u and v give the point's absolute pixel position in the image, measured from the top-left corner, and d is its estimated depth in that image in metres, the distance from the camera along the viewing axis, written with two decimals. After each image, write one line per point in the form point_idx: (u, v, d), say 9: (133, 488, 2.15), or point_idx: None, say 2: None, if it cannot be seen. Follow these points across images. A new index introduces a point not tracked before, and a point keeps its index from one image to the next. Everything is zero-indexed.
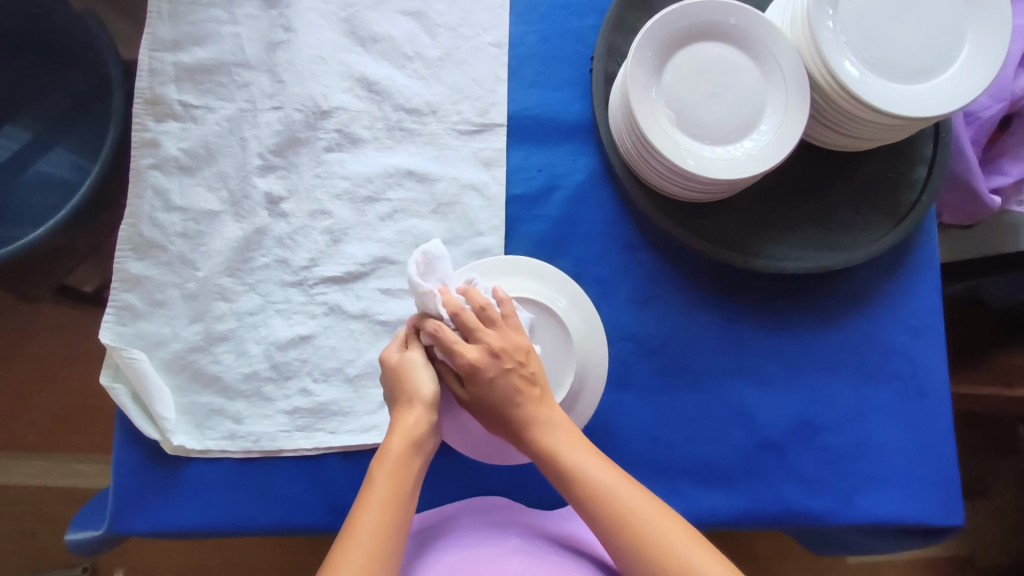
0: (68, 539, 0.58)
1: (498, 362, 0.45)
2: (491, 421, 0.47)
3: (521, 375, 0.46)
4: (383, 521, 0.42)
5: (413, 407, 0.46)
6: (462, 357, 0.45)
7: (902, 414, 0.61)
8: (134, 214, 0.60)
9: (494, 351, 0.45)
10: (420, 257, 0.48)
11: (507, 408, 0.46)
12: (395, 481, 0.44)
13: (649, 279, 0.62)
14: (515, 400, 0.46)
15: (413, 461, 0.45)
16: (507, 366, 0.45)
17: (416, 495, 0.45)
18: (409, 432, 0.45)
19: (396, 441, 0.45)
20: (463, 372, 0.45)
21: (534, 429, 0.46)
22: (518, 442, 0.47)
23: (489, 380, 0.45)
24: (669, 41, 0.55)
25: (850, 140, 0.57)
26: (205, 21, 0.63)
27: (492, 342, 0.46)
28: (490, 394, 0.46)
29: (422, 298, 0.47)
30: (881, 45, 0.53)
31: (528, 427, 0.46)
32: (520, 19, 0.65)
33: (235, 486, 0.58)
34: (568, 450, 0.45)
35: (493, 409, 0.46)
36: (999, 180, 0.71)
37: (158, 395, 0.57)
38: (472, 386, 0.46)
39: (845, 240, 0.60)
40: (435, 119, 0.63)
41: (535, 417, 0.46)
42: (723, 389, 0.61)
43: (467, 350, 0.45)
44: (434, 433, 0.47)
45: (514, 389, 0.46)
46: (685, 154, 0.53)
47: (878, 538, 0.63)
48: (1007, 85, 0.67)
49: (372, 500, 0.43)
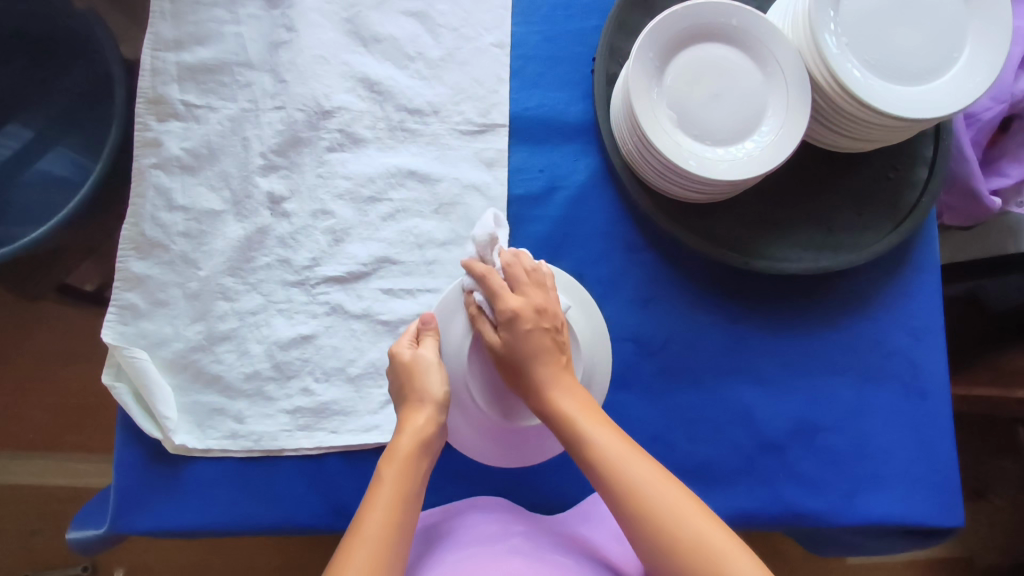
0: (69, 538, 0.58)
1: (538, 317, 0.46)
2: (512, 381, 0.47)
3: (554, 338, 0.47)
4: (391, 520, 0.42)
5: (421, 406, 0.47)
6: (509, 300, 0.46)
7: (903, 415, 0.61)
8: (136, 213, 0.60)
9: (538, 307, 0.47)
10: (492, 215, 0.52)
11: (533, 363, 0.46)
12: (403, 478, 0.44)
13: (650, 279, 0.62)
14: (544, 358, 0.46)
15: (420, 462, 0.45)
16: (545, 325, 0.46)
17: (421, 496, 0.45)
18: (417, 433, 0.46)
19: (405, 441, 0.45)
20: (505, 314, 0.46)
21: (554, 392, 0.46)
22: (535, 406, 0.46)
23: (525, 331, 0.46)
24: (670, 42, 0.55)
25: (852, 141, 0.57)
26: (207, 21, 0.63)
27: (537, 299, 0.47)
28: (523, 344, 0.46)
29: (483, 246, 0.50)
30: (882, 47, 0.53)
31: (545, 394, 0.46)
32: (522, 20, 0.65)
33: (237, 486, 0.58)
34: (587, 419, 0.44)
35: (520, 364, 0.46)
36: (999, 182, 0.71)
37: (160, 394, 0.57)
38: (507, 334, 0.46)
39: (846, 241, 0.60)
40: (437, 119, 0.63)
41: (557, 381, 0.46)
42: (724, 390, 0.61)
43: (513, 297, 0.47)
44: (442, 434, 0.48)
45: (544, 347, 0.46)
46: (686, 155, 0.53)
47: (878, 539, 0.63)
48: (1007, 88, 0.67)
49: (379, 501, 0.43)
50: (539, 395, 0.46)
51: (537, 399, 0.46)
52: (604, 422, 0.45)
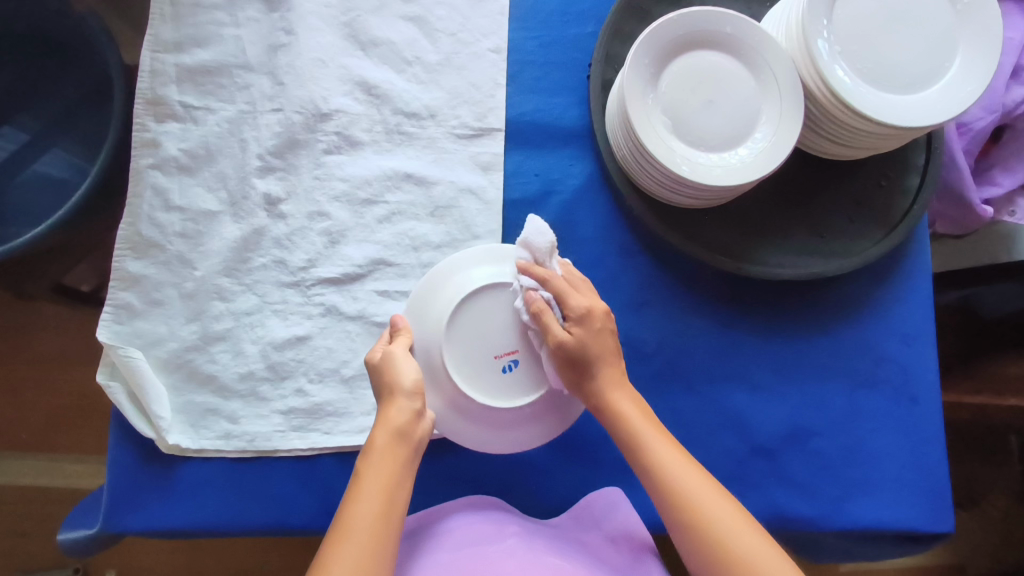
0: (61, 539, 0.58)
1: (604, 317, 0.51)
2: (569, 377, 0.50)
3: (613, 344, 0.51)
4: (378, 512, 0.43)
5: (395, 399, 0.47)
6: (579, 300, 0.50)
7: (894, 420, 0.62)
8: (133, 213, 0.60)
9: (603, 308, 0.51)
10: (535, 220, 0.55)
11: (601, 363, 0.50)
12: (386, 468, 0.44)
13: (645, 282, 0.62)
14: (609, 358, 0.50)
15: (398, 451, 0.45)
16: (610, 325, 0.51)
17: (409, 483, 0.45)
18: (391, 424, 0.46)
19: (380, 434, 0.45)
20: (578, 313, 0.50)
21: (610, 391, 0.50)
22: (592, 402, 0.50)
23: (595, 327, 0.50)
24: (665, 49, 0.55)
25: (845, 149, 0.58)
26: (206, 23, 0.64)
27: (598, 301, 0.52)
28: (595, 340, 0.50)
29: (539, 250, 0.52)
30: (874, 55, 0.53)
31: (606, 396, 0.50)
32: (519, 25, 0.65)
33: (229, 486, 0.58)
34: (643, 422, 0.49)
35: (589, 360, 0.49)
36: (991, 191, 0.72)
37: (153, 393, 0.57)
38: (579, 330, 0.50)
39: (838, 247, 0.61)
40: (434, 123, 0.63)
41: (616, 384, 0.50)
42: (716, 394, 0.61)
43: (582, 297, 0.51)
44: (424, 420, 0.47)
45: (610, 346, 0.51)
46: (679, 161, 0.54)
47: (869, 545, 0.63)
48: (998, 97, 0.68)
49: (360, 495, 0.43)
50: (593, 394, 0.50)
51: (591, 396, 0.50)
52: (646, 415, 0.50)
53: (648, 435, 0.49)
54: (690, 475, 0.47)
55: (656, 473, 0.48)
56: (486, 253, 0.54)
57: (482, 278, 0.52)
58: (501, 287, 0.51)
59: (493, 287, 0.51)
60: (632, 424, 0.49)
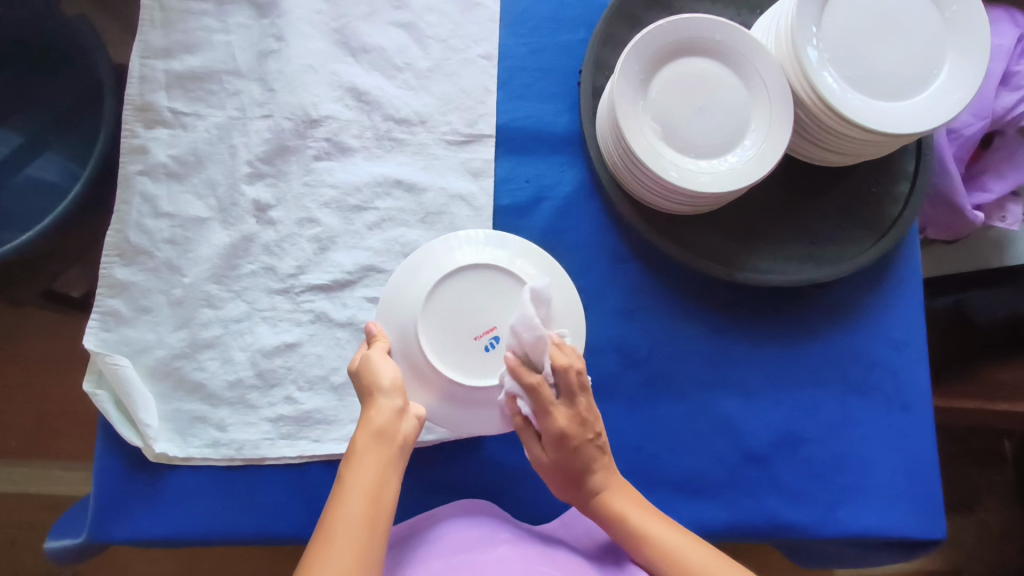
0: (47, 547, 0.58)
1: (586, 431, 0.48)
2: (563, 485, 0.51)
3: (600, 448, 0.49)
4: (363, 513, 0.42)
5: (375, 399, 0.46)
6: (557, 420, 0.47)
7: (885, 426, 0.62)
8: (121, 220, 0.60)
9: (584, 420, 0.47)
10: (533, 293, 0.47)
11: (585, 473, 0.49)
12: (368, 470, 0.44)
13: (636, 289, 0.62)
14: (594, 468, 0.49)
15: (380, 452, 0.44)
16: (591, 438, 0.48)
17: (395, 483, 0.44)
18: (373, 424, 0.45)
19: (361, 436, 0.45)
20: (553, 435, 0.47)
21: (608, 493, 0.50)
22: (587, 507, 0.50)
23: (573, 446, 0.48)
24: (655, 57, 0.56)
25: (836, 156, 0.58)
26: (196, 29, 0.63)
27: (583, 409, 0.47)
28: (575, 457, 0.48)
29: (530, 348, 0.46)
30: (863, 62, 0.54)
31: (597, 497, 0.50)
32: (509, 31, 0.65)
33: (218, 494, 0.57)
34: (639, 514, 0.49)
35: (572, 472, 0.49)
36: (982, 197, 0.73)
37: (141, 401, 0.57)
38: (556, 452, 0.48)
39: (828, 253, 0.61)
40: (424, 129, 0.63)
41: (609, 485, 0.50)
42: (708, 401, 0.61)
43: (561, 415, 0.47)
44: (407, 420, 0.47)
45: (593, 457, 0.49)
46: (668, 167, 0.54)
47: (860, 551, 0.63)
48: (988, 104, 0.69)
49: (343, 498, 0.43)
50: (597, 501, 0.50)
51: (595, 503, 0.50)
52: (658, 515, 0.49)
53: (667, 539, 0.47)
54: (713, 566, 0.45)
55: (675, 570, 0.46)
56: (460, 239, 0.54)
57: (451, 265, 0.52)
58: (474, 270, 0.52)
59: (463, 270, 0.52)
60: (641, 526, 0.48)
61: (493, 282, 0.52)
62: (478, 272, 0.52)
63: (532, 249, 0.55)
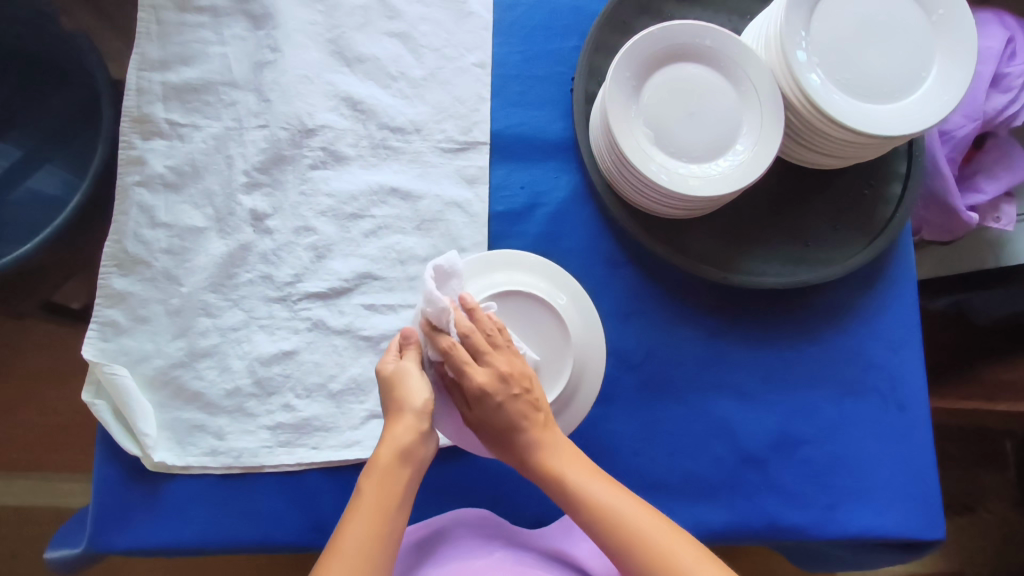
0: (47, 558, 0.58)
1: (507, 387, 0.44)
2: (495, 449, 0.47)
3: (526, 401, 0.45)
4: (374, 532, 0.42)
5: (402, 416, 0.45)
6: (471, 379, 0.44)
7: (882, 426, 0.62)
8: (119, 230, 0.60)
9: (505, 375, 0.44)
10: (434, 272, 0.46)
11: (514, 432, 0.45)
12: (387, 488, 0.43)
13: (631, 294, 0.63)
14: (522, 425, 0.45)
15: (402, 472, 0.44)
16: (516, 392, 0.45)
17: (410, 503, 0.44)
18: (397, 443, 0.44)
19: (383, 452, 0.44)
20: (474, 396, 0.44)
21: (543, 456, 0.45)
22: (525, 468, 0.46)
23: (496, 404, 0.44)
24: (646, 63, 0.56)
25: (827, 158, 0.58)
26: (192, 41, 0.64)
27: (502, 366, 0.45)
28: (496, 418, 0.45)
29: (434, 314, 0.44)
30: (851, 66, 0.54)
31: (533, 457, 0.46)
32: (503, 40, 0.66)
33: (218, 503, 0.57)
34: (578, 472, 0.45)
35: (501, 433, 0.45)
36: (976, 198, 0.74)
37: (139, 410, 0.57)
38: (479, 410, 0.45)
39: (822, 255, 0.61)
40: (419, 137, 0.64)
41: (542, 444, 0.46)
42: (705, 404, 0.61)
43: (479, 371, 0.44)
44: (430, 440, 0.45)
45: (519, 415, 0.45)
46: (660, 171, 0.54)
47: (860, 554, 0.63)
48: (979, 105, 0.70)
49: (359, 513, 0.42)
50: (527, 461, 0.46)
51: (529, 465, 0.46)
52: (593, 473, 0.46)
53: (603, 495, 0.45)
54: (651, 523, 0.44)
55: (613, 535, 0.43)
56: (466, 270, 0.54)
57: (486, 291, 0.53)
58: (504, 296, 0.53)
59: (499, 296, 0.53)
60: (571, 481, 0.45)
61: (520, 309, 0.53)
62: (509, 299, 0.53)
63: (526, 258, 0.56)
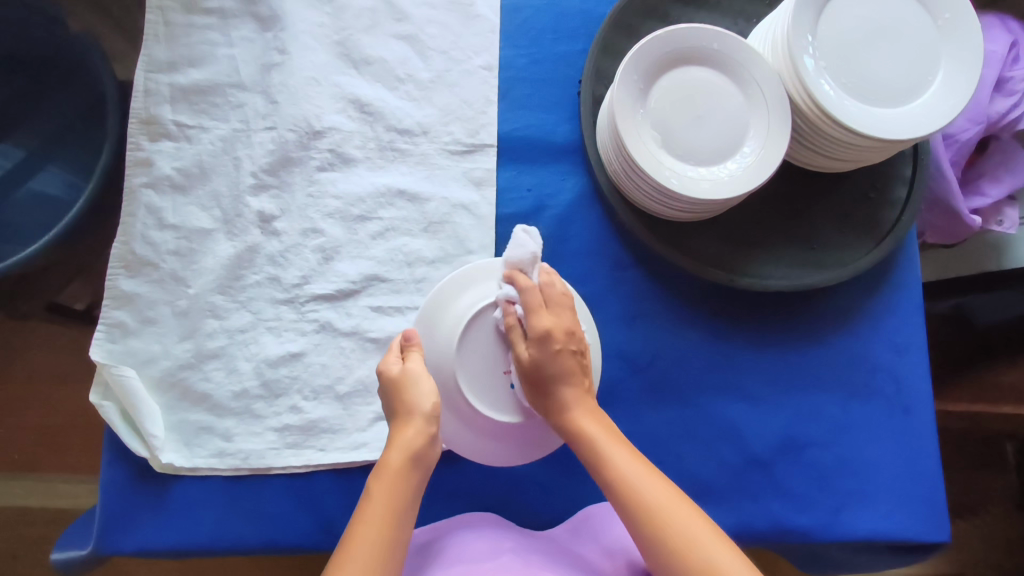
0: (53, 559, 0.57)
1: (568, 338, 0.48)
2: (533, 399, 0.49)
3: (578, 361, 0.49)
4: (383, 534, 0.42)
5: (410, 419, 0.45)
6: (541, 319, 0.48)
7: (888, 429, 0.62)
8: (127, 232, 0.60)
9: (570, 329, 0.48)
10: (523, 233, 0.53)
11: (559, 383, 0.47)
12: (398, 489, 0.43)
13: (638, 297, 0.63)
14: (568, 379, 0.47)
15: (412, 475, 0.44)
16: (573, 347, 0.48)
17: (417, 506, 0.44)
18: (407, 445, 0.44)
19: (394, 454, 0.44)
20: (536, 333, 0.47)
21: (577, 413, 0.47)
22: (558, 421, 0.48)
23: (554, 349, 0.47)
24: (654, 66, 0.56)
25: (834, 161, 0.58)
26: (200, 43, 0.64)
27: (568, 321, 0.49)
28: (549, 363, 0.47)
29: (523, 262, 0.51)
30: (858, 70, 0.54)
31: (567, 411, 0.47)
32: (509, 43, 0.66)
33: (225, 504, 0.57)
34: (606, 437, 0.46)
35: (545, 381, 0.47)
36: (980, 201, 0.75)
37: (146, 412, 0.57)
38: (536, 350, 0.47)
39: (828, 259, 0.61)
40: (426, 139, 0.64)
41: (580, 403, 0.48)
42: (712, 406, 0.62)
43: (550, 316, 0.48)
44: (436, 444, 0.46)
45: (568, 369, 0.47)
46: (668, 174, 0.54)
47: (866, 557, 0.63)
48: (983, 110, 0.71)
49: (370, 515, 0.42)
50: (560, 417, 0.48)
51: (563, 419, 0.48)
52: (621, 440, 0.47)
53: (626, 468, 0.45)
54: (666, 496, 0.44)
55: (625, 500, 0.44)
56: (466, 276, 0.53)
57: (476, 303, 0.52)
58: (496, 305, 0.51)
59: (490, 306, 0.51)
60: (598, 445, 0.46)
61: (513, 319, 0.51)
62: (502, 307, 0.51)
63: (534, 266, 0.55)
